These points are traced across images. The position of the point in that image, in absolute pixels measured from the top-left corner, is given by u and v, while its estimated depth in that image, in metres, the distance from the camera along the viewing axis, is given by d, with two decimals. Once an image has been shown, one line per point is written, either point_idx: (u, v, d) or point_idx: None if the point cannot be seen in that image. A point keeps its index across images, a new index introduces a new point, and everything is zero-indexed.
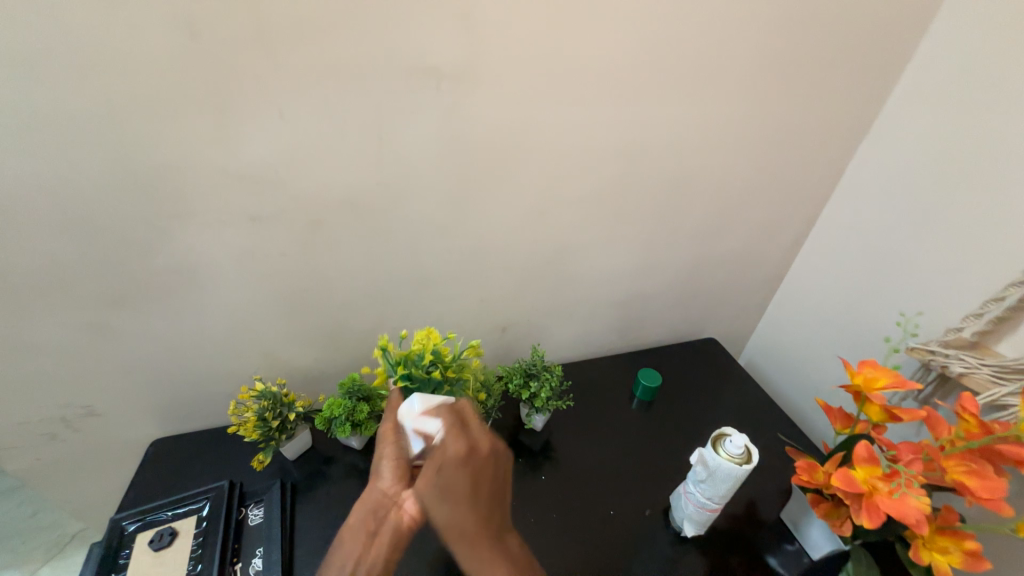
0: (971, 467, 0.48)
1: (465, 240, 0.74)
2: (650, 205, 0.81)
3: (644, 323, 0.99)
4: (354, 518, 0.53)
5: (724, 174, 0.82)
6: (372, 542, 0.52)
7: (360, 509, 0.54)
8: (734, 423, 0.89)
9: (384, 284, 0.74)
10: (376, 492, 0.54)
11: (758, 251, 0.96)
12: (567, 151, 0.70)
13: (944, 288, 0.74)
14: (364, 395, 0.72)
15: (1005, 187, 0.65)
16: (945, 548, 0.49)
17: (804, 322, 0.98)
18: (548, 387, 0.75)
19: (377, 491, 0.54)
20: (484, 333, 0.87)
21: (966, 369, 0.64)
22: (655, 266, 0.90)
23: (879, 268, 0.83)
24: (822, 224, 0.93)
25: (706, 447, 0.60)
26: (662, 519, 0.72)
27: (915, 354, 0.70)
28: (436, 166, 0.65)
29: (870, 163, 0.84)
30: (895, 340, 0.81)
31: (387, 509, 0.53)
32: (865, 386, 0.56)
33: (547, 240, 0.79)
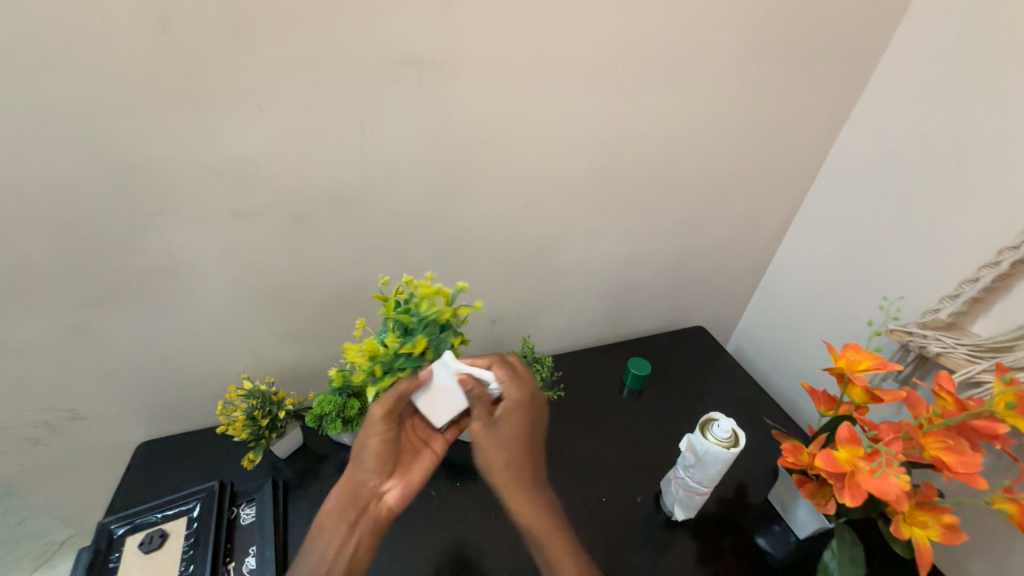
0: (949, 443, 0.49)
1: (452, 233, 0.73)
2: (635, 195, 0.81)
3: (633, 312, 0.99)
4: (330, 505, 0.55)
5: (709, 162, 0.82)
6: (351, 532, 0.54)
7: (340, 498, 0.55)
8: (722, 409, 0.90)
9: (371, 279, 0.73)
10: (357, 483, 0.55)
11: (744, 240, 0.97)
12: (554, 142, 0.70)
13: (922, 271, 0.75)
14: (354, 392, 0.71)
15: (981, 168, 0.67)
16: (924, 522, 0.51)
17: (789, 308, 1.00)
18: (540, 378, 0.76)
19: (357, 483, 0.56)
20: (474, 326, 0.87)
21: (944, 348, 0.66)
22: (643, 256, 0.91)
23: (860, 253, 0.84)
24: (806, 210, 0.94)
25: (694, 433, 0.60)
26: (654, 505, 0.74)
27: (895, 337, 0.71)
28: (421, 159, 0.64)
29: (851, 148, 0.85)
30: (876, 323, 0.83)
31: (368, 499, 0.56)
32: (848, 368, 0.57)
33: (535, 231, 0.79)
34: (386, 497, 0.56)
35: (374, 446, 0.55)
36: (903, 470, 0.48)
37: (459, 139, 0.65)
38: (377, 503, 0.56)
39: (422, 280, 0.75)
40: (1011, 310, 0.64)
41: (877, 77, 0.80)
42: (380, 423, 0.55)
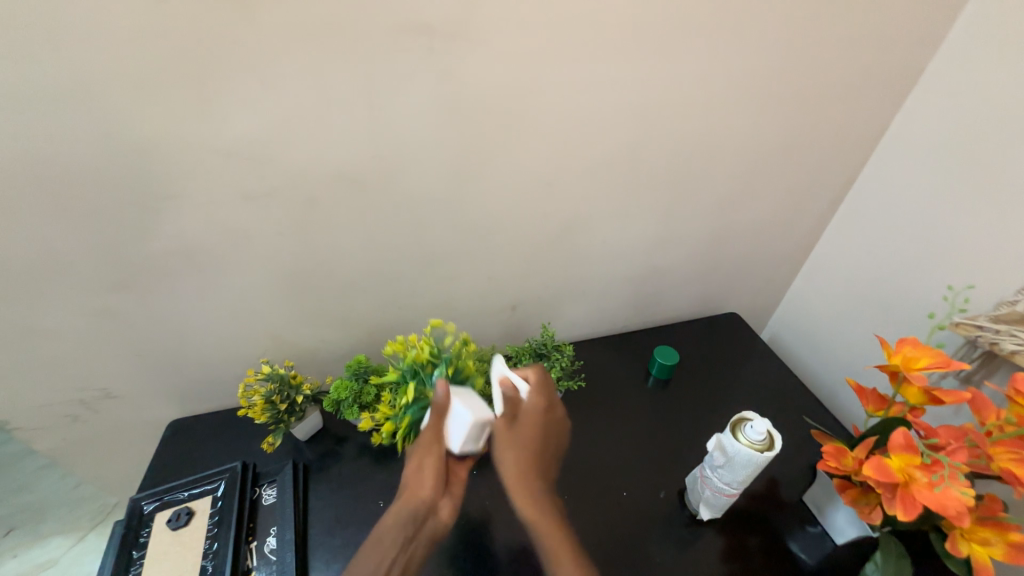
0: (1021, 455, 0.43)
1: (469, 216, 0.70)
2: (666, 173, 0.75)
3: (662, 298, 0.94)
4: (391, 523, 0.54)
5: (751, 135, 0.74)
6: (404, 550, 0.53)
7: (396, 518, 0.54)
8: (755, 402, 0.85)
9: (387, 263, 0.71)
10: (417, 500, 0.55)
11: (787, 220, 0.89)
12: (576, 115, 0.64)
13: (997, 256, 0.66)
14: (371, 377, 0.72)
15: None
16: (985, 540, 0.46)
17: (836, 296, 0.92)
18: (559, 367, 0.72)
19: (417, 500, 0.55)
20: (494, 312, 0.84)
21: (1020, 347, 0.57)
22: (674, 239, 0.85)
23: (924, 236, 0.75)
24: (861, 187, 0.85)
25: (724, 432, 0.54)
26: (678, 501, 0.71)
27: (960, 331, 0.63)
28: (435, 138, 0.61)
29: (919, 115, 0.75)
30: (939, 317, 0.75)
31: (425, 516, 0.55)
32: (904, 366, 0.52)
33: (557, 212, 0.74)
34: (441, 512, 0.56)
35: (432, 465, 0.56)
36: (968, 483, 0.42)
37: (476, 115, 0.61)
38: (434, 517, 0.55)
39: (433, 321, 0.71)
40: None
41: (956, 30, 0.69)
42: (433, 443, 0.57)
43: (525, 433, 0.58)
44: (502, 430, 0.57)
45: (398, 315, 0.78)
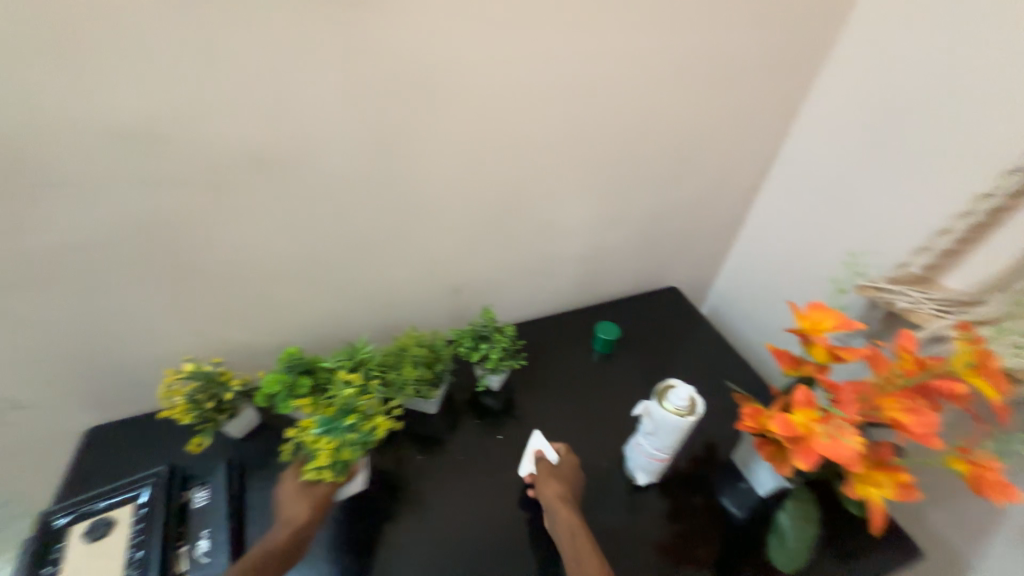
0: (905, 402, 0.47)
1: (399, 198, 0.68)
2: (599, 151, 0.75)
3: (604, 276, 0.96)
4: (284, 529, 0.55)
5: (677, 111, 0.75)
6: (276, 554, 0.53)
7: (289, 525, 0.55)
8: (693, 372, 0.89)
9: (317, 251, 0.68)
10: (308, 521, 0.56)
11: (717, 196, 0.92)
12: (503, 91, 0.63)
13: (898, 223, 0.71)
14: (305, 369, 0.69)
15: (963, 111, 0.62)
16: (878, 482, 0.50)
17: (764, 267, 0.96)
18: (499, 349, 0.72)
19: (308, 521, 0.56)
20: (436, 297, 0.83)
21: (912, 304, 0.62)
22: (611, 217, 0.86)
23: (837, 207, 0.80)
24: (786, 161, 0.88)
25: (651, 401, 0.56)
26: (621, 470, 0.73)
27: (864, 294, 0.67)
28: (351, 115, 0.58)
29: (833, 90, 0.78)
30: (840, 280, 0.81)
31: (305, 534, 0.56)
32: (810, 329, 0.56)
33: (490, 193, 0.73)
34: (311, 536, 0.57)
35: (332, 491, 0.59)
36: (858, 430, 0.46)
37: (396, 91, 0.58)
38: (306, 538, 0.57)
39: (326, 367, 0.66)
40: (987, 263, 0.61)
41: (861, 7, 0.72)
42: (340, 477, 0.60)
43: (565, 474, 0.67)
44: (546, 469, 0.67)
45: (335, 305, 0.76)
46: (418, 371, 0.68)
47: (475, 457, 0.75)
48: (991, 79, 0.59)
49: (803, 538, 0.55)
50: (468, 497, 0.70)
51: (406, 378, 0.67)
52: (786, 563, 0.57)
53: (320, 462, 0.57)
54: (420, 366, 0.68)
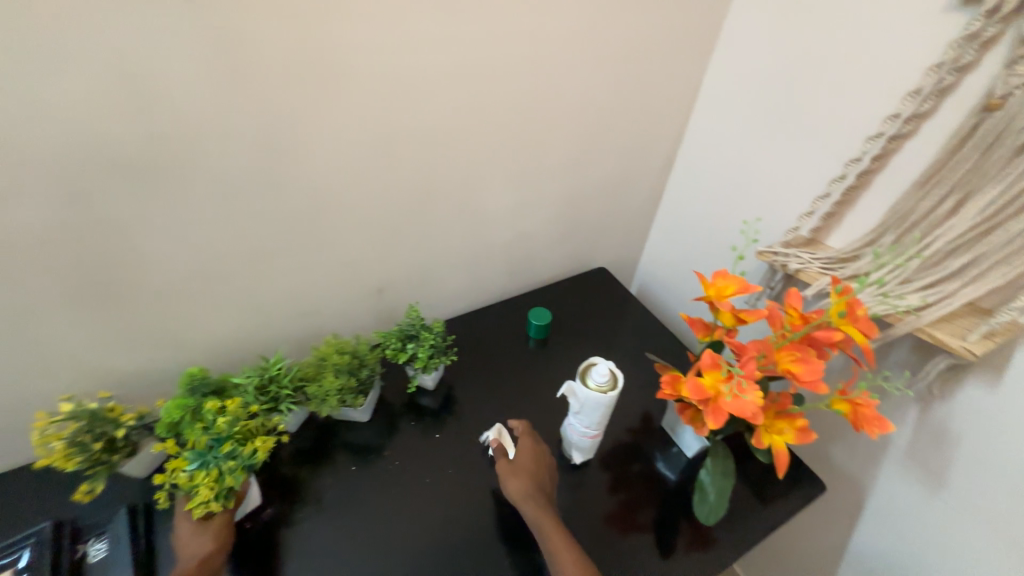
0: (798, 354, 0.51)
1: (299, 197, 0.64)
2: (507, 137, 0.75)
3: (532, 262, 0.97)
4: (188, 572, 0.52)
5: (580, 93, 0.77)
6: None
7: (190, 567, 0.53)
8: (623, 348, 0.92)
9: (211, 261, 0.63)
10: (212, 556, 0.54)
11: (632, 176, 0.95)
12: (395, 77, 0.61)
13: (784, 190, 0.77)
14: (212, 390, 0.63)
15: (822, 84, 0.68)
16: (781, 429, 0.54)
17: (678, 241, 1.01)
18: (427, 347, 0.70)
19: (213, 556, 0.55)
20: (358, 299, 0.80)
21: (802, 265, 0.68)
22: (530, 203, 0.87)
23: (734, 180, 0.85)
24: (690, 139, 0.93)
25: (575, 382, 0.57)
26: (557, 451, 0.75)
27: (763, 259, 0.72)
28: (233, 109, 0.54)
29: (722, 69, 0.83)
30: (740, 247, 0.87)
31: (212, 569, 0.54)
32: (717, 295, 0.59)
33: (401, 185, 0.71)
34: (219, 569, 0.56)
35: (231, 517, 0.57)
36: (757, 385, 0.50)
37: (275, 82, 0.54)
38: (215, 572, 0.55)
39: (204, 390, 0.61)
40: (859, 221, 0.68)
41: None
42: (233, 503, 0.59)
43: (524, 464, 0.66)
44: (503, 466, 0.65)
45: (244, 318, 0.71)
46: (341, 380, 0.64)
47: (412, 460, 0.73)
48: (842, 54, 0.65)
49: (721, 488, 0.59)
50: (405, 502, 0.69)
51: (328, 389, 0.63)
52: (709, 515, 0.60)
53: (203, 496, 0.54)
54: (343, 374, 0.65)
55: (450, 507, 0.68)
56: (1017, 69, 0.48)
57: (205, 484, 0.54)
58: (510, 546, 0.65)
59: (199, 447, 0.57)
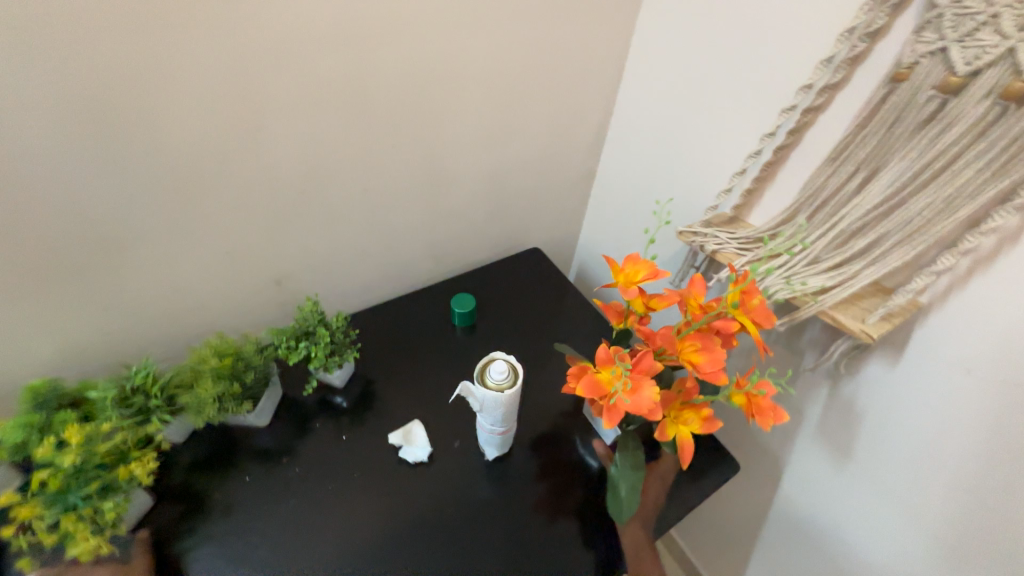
0: (699, 344, 0.49)
1: (148, 176, 0.55)
2: (406, 107, 0.67)
3: (455, 245, 0.91)
4: None
5: (491, 56, 0.69)
6: None
7: None
8: (552, 333, 0.89)
9: (44, 256, 0.54)
10: None
11: (560, 149, 0.89)
12: (249, 35, 0.52)
13: (706, 165, 0.74)
14: (68, 402, 0.55)
15: (737, 50, 0.64)
16: (687, 419, 0.53)
17: (610, 220, 0.98)
18: (324, 346, 0.64)
19: None
20: (252, 290, 0.73)
21: (719, 246, 0.65)
22: (446, 181, 0.80)
23: (662, 155, 0.81)
24: (619, 110, 0.87)
25: (472, 381, 0.53)
26: (473, 446, 0.72)
27: (683, 238, 0.68)
28: (44, 72, 0.45)
29: (648, 32, 0.77)
30: (651, 230, 0.88)
31: None
32: (625, 282, 0.56)
33: (284, 160, 0.63)
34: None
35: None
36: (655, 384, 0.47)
37: (80, 37, 0.45)
38: None
39: (56, 403, 0.54)
40: (776, 197, 0.66)
41: None
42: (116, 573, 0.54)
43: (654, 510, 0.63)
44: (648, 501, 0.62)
45: (107, 318, 0.62)
46: (220, 387, 0.57)
47: (315, 463, 0.68)
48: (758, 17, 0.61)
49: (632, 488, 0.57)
50: (303, 511, 0.64)
51: (203, 399, 0.56)
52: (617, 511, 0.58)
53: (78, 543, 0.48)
54: (223, 380, 0.58)
55: (355, 512, 0.64)
56: (924, 35, 0.44)
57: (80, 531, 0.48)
58: (423, 550, 0.62)
59: (50, 492, 0.48)
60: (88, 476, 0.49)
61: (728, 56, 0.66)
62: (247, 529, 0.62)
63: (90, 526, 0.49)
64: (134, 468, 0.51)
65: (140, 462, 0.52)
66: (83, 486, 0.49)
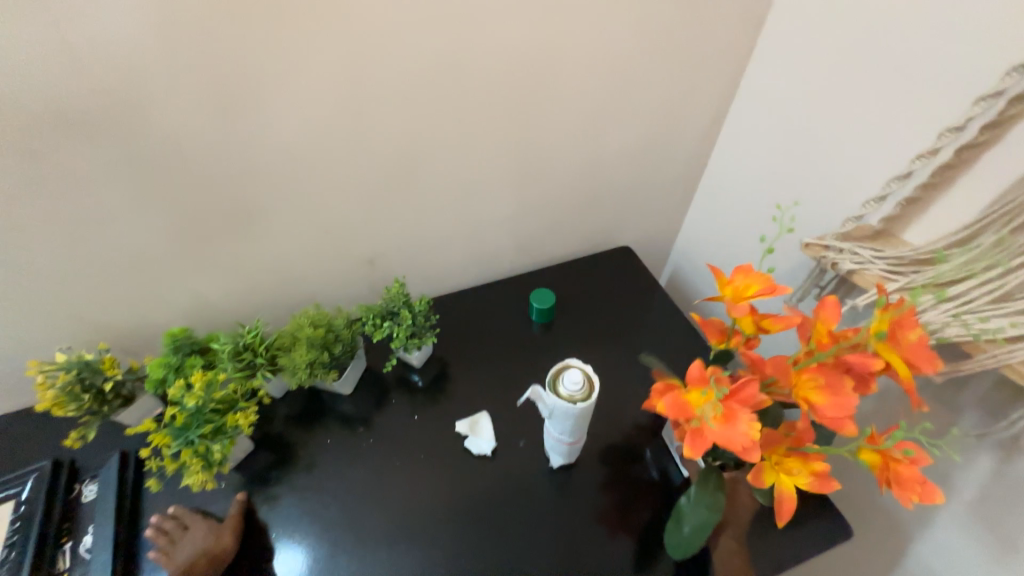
0: (823, 383, 0.40)
1: (267, 157, 0.61)
2: (504, 93, 0.65)
3: (541, 239, 0.88)
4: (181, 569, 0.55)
5: (595, 36, 0.64)
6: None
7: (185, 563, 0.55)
8: (634, 341, 0.82)
9: (189, 225, 0.63)
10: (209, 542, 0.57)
11: (663, 141, 0.80)
12: (361, 22, 0.54)
13: (851, 166, 0.61)
14: (197, 349, 0.64)
15: (916, 22, 0.51)
16: (792, 470, 0.44)
17: (718, 222, 0.87)
18: (406, 327, 0.66)
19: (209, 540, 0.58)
20: (348, 267, 0.78)
21: (858, 265, 0.54)
22: (537, 172, 0.77)
23: (791, 151, 0.69)
24: (743, 97, 0.76)
25: (544, 385, 0.50)
26: (538, 449, 0.70)
27: (809, 253, 0.59)
28: (196, 62, 0.51)
29: (792, 3, 0.65)
30: (768, 238, 0.76)
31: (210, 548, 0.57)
32: (734, 297, 0.48)
33: (385, 146, 0.65)
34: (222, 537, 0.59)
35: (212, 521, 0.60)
36: (756, 419, 0.40)
37: (223, 24, 0.50)
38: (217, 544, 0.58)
39: (190, 349, 0.63)
40: (951, 209, 0.52)
41: None
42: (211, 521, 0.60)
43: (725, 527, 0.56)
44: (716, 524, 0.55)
45: (232, 280, 0.71)
46: (313, 354, 0.62)
47: (387, 437, 0.71)
48: None
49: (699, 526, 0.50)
50: (371, 481, 0.67)
51: (298, 362, 0.61)
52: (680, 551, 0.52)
53: (190, 473, 0.55)
54: (315, 348, 0.62)
55: (417, 493, 0.66)
56: None
57: (193, 464, 0.55)
58: (476, 542, 0.62)
59: (176, 425, 0.56)
60: (206, 415, 0.57)
61: (901, 30, 0.52)
62: (322, 489, 0.67)
63: (200, 461, 0.55)
64: (240, 416, 0.58)
65: (243, 413, 0.58)
66: (199, 425, 0.56)
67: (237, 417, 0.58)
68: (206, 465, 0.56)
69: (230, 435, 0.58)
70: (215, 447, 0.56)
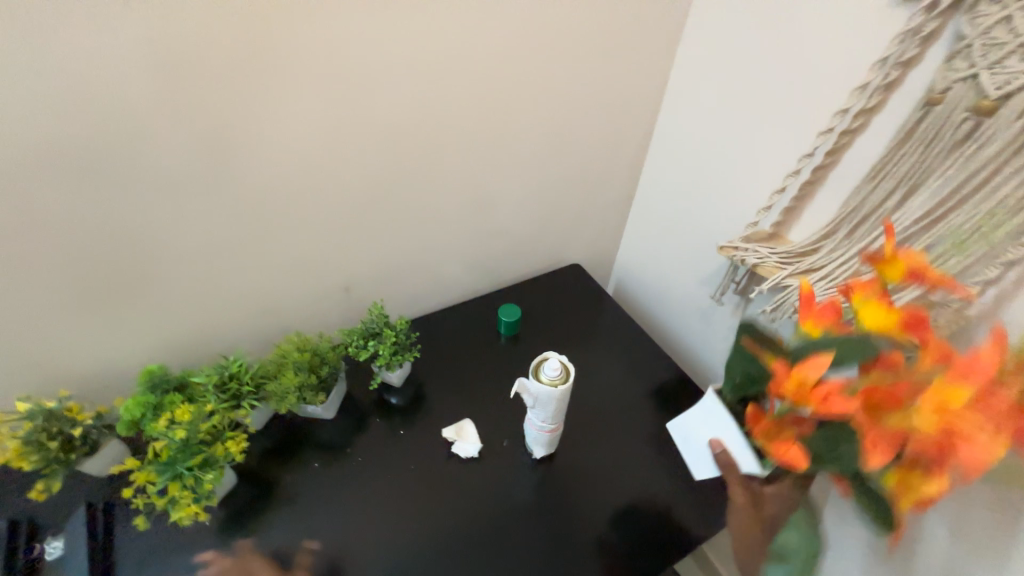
0: None
1: (249, 195, 0.65)
2: (465, 133, 0.75)
3: (503, 259, 0.97)
4: None
5: (538, 89, 0.77)
6: None
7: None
8: (592, 344, 0.93)
9: (168, 263, 0.65)
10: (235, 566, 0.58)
11: (599, 172, 0.95)
12: (341, 76, 0.61)
13: (744, 185, 0.78)
14: (175, 386, 0.63)
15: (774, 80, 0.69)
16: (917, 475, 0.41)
17: (650, 237, 1.02)
18: (389, 345, 0.71)
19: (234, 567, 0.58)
20: (324, 295, 0.81)
21: (759, 259, 0.70)
22: (496, 199, 0.87)
23: (700, 176, 0.86)
24: (659, 134, 0.92)
25: (528, 376, 0.58)
26: (519, 447, 0.76)
27: (724, 253, 0.73)
28: (187, 113, 0.56)
29: (688, 63, 0.82)
30: (692, 247, 0.91)
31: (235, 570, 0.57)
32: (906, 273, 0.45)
33: (361, 181, 0.72)
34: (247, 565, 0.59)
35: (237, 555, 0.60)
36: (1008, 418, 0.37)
37: (213, 77, 0.55)
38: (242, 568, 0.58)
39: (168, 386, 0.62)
40: (817, 214, 0.68)
41: None
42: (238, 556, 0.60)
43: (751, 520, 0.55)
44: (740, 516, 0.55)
45: (207, 315, 0.73)
46: (301, 377, 0.64)
47: (374, 455, 0.74)
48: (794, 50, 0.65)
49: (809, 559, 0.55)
50: (362, 499, 0.69)
51: (287, 387, 0.64)
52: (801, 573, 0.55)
53: (181, 506, 0.55)
54: (303, 371, 0.65)
55: (409, 502, 0.69)
56: (956, 64, 0.48)
57: (182, 497, 0.55)
58: (469, 538, 0.67)
59: (163, 459, 0.56)
60: (194, 447, 0.57)
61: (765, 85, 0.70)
62: (313, 515, 0.67)
63: (190, 493, 0.55)
64: (230, 444, 0.59)
65: (232, 442, 0.59)
66: (187, 458, 0.56)
67: (226, 446, 0.58)
68: (195, 498, 0.56)
69: (218, 466, 0.58)
70: (205, 479, 0.56)
